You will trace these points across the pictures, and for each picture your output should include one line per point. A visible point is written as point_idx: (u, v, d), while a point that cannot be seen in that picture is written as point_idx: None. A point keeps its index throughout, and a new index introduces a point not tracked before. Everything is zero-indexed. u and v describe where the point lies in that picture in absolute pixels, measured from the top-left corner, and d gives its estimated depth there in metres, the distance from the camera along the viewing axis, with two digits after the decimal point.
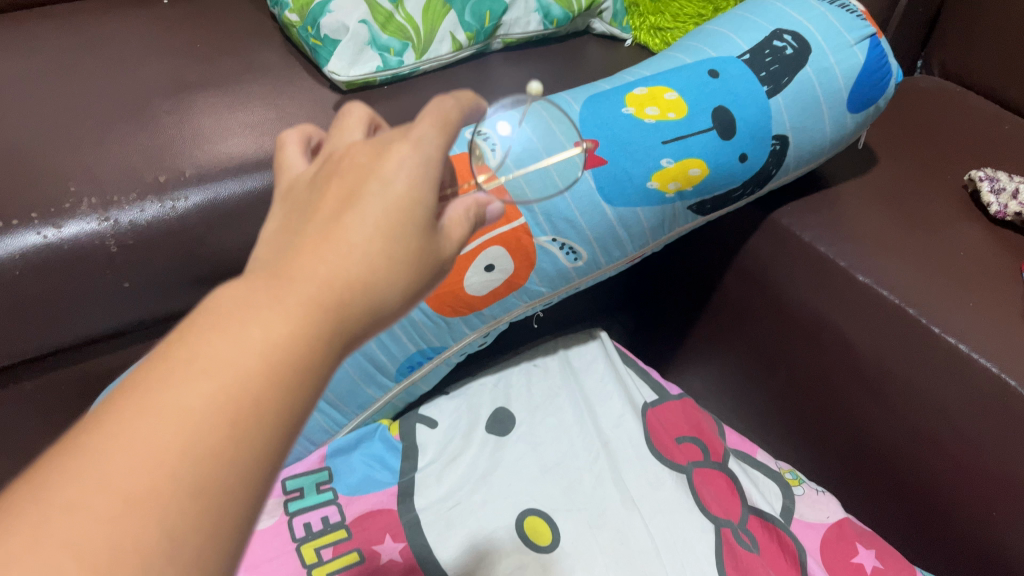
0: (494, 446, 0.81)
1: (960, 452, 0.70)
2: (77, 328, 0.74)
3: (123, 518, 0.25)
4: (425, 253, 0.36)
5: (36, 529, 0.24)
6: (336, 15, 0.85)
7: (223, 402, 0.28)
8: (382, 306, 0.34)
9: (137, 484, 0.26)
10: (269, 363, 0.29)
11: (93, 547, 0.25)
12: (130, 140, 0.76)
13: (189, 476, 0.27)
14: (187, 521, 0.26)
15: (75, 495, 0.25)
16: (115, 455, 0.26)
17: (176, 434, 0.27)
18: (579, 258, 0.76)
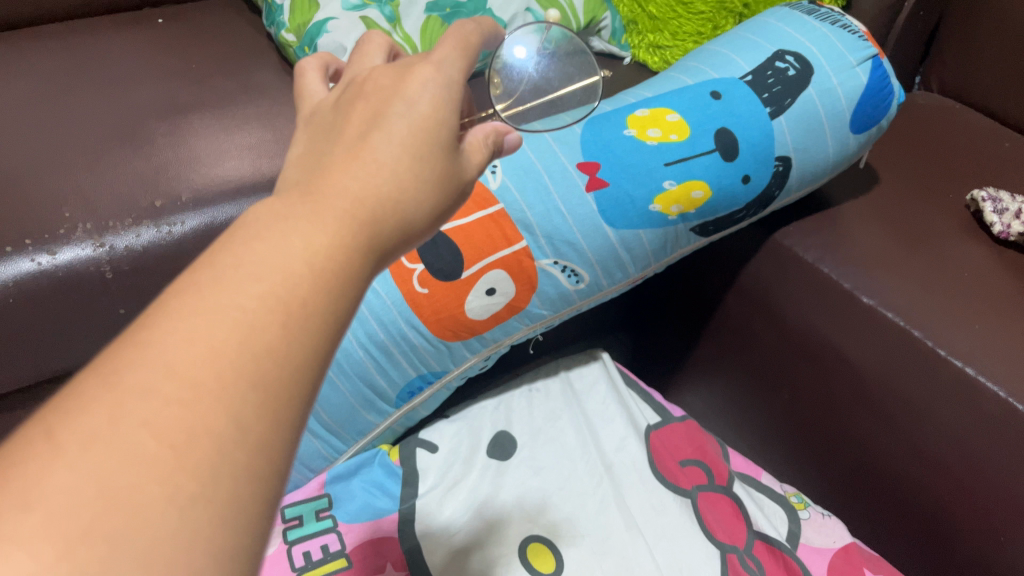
0: (496, 472, 0.79)
1: (968, 479, 0.69)
2: (72, 355, 0.73)
3: (184, 416, 0.24)
4: (451, 174, 0.36)
5: (93, 430, 0.24)
6: (333, 36, 0.86)
7: (275, 302, 0.28)
8: (414, 224, 0.34)
9: (196, 384, 0.25)
10: (315, 269, 0.29)
11: (155, 444, 0.24)
12: (126, 164, 0.75)
13: (247, 376, 0.26)
14: (246, 428, 0.25)
15: (134, 392, 0.24)
16: (171, 351, 0.26)
17: (232, 332, 0.26)
18: (581, 282, 0.75)
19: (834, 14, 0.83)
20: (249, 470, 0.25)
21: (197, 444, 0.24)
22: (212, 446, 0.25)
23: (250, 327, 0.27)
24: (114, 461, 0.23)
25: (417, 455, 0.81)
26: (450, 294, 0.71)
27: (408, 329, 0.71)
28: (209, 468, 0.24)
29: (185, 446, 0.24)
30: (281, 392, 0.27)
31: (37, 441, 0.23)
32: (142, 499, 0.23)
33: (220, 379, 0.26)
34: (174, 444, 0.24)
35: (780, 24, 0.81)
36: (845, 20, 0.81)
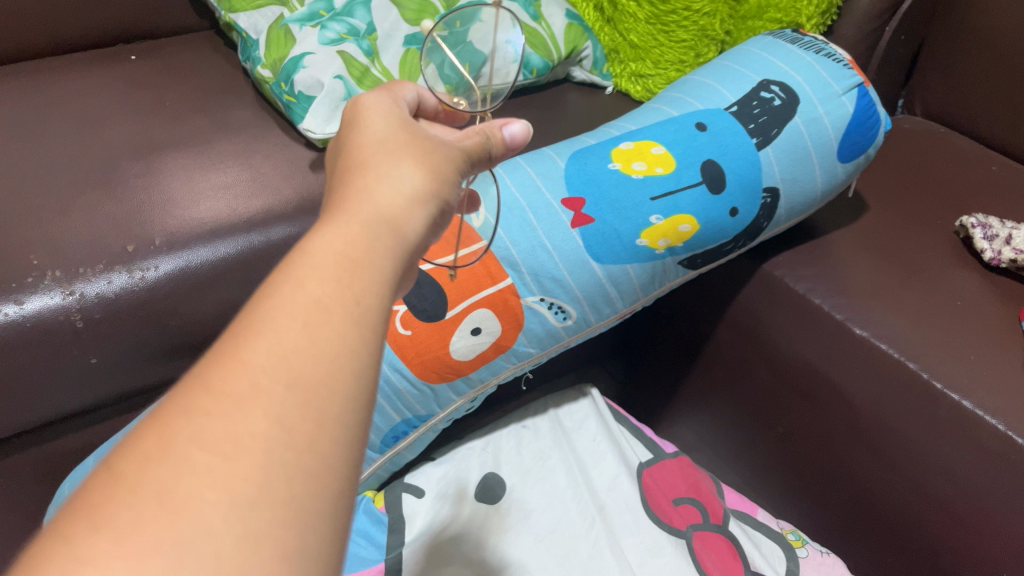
0: (483, 516, 0.77)
1: (972, 516, 0.67)
2: (41, 409, 0.70)
3: (232, 425, 0.24)
4: (425, 157, 0.38)
5: (147, 457, 0.24)
6: (310, 71, 0.84)
7: (296, 308, 0.28)
8: (410, 203, 0.35)
9: (235, 395, 0.25)
10: (330, 262, 0.30)
11: (207, 454, 0.24)
12: (97, 207, 0.72)
13: (282, 381, 0.26)
14: (293, 433, 0.25)
15: (183, 414, 0.25)
16: (212, 372, 0.26)
17: (262, 342, 0.27)
18: (569, 318, 0.73)
19: (818, 42, 0.82)
20: (306, 475, 0.25)
21: (248, 448, 0.24)
22: (260, 450, 0.24)
23: (278, 335, 0.27)
24: (170, 474, 0.23)
25: (403, 500, 0.77)
26: (433, 335, 0.68)
27: (391, 372, 0.69)
28: (262, 474, 0.24)
29: (235, 453, 0.24)
30: (322, 396, 0.26)
31: (97, 477, 0.24)
32: (200, 506, 0.23)
33: (256, 387, 0.26)
34: (227, 454, 0.24)
35: (764, 53, 0.80)
36: (830, 48, 0.80)
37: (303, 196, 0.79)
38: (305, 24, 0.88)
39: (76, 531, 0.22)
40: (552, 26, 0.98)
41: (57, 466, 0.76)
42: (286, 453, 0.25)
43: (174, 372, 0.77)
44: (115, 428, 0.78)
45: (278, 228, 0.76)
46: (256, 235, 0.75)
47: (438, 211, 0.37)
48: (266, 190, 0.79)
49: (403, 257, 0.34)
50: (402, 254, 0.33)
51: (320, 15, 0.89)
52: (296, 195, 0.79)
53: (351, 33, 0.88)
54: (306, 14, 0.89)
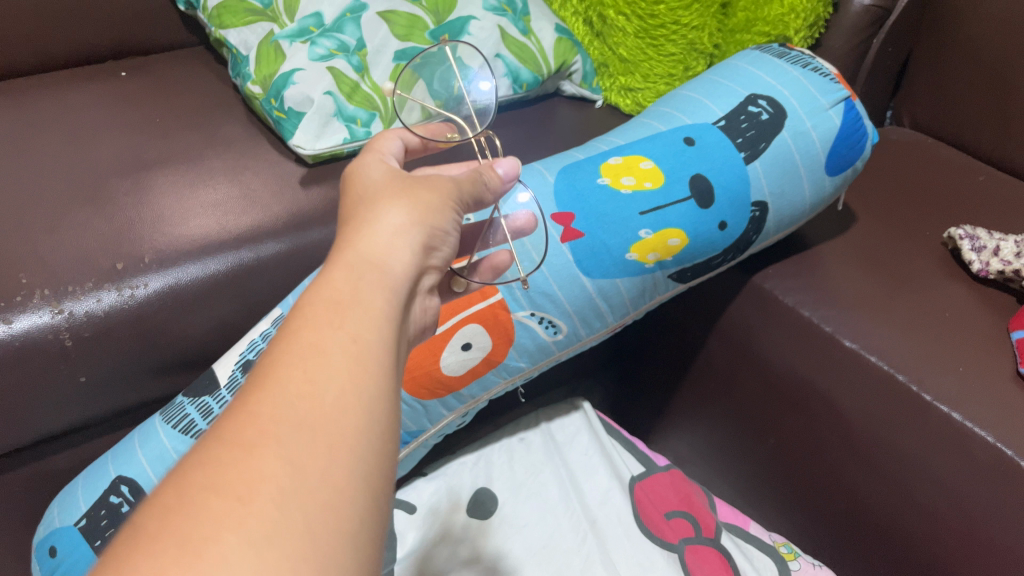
0: (475, 532, 0.77)
1: (961, 529, 0.67)
2: (29, 429, 0.69)
3: (245, 469, 0.26)
4: (410, 194, 0.40)
5: (166, 511, 0.25)
6: (300, 87, 0.84)
7: (295, 354, 0.30)
8: (398, 239, 0.37)
9: (245, 443, 0.27)
10: (320, 310, 0.32)
11: (222, 499, 0.25)
12: (86, 225, 0.72)
13: (290, 423, 0.28)
14: (301, 471, 0.27)
15: (198, 467, 0.26)
16: (223, 428, 0.28)
17: (267, 392, 0.29)
18: (559, 332, 0.73)
19: (805, 56, 0.82)
20: (322, 509, 0.26)
21: (260, 490, 0.26)
22: (271, 490, 0.26)
23: (281, 383, 0.29)
24: (188, 523, 0.24)
25: (394, 516, 0.78)
26: (423, 352, 0.68)
27: None
28: (276, 512, 0.25)
29: (248, 495, 0.25)
30: (329, 432, 0.28)
31: (122, 536, 0.25)
32: (219, 547, 0.24)
33: (265, 433, 0.27)
34: (242, 497, 0.25)
35: (752, 67, 0.81)
36: (816, 62, 0.81)
37: (293, 211, 0.79)
38: (296, 40, 0.88)
39: None
40: (541, 41, 0.99)
41: (46, 485, 0.75)
42: (299, 489, 0.26)
43: (164, 390, 0.77)
44: (105, 446, 0.78)
45: (268, 245, 0.76)
46: (246, 251, 0.75)
47: (428, 241, 0.39)
48: (256, 206, 0.79)
49: (398, 288, 0.35)
50: (395, 287, 0.35)
51: (309, 31, 0.89)
52: (286, 210, 0.79)
53: (341, 48, 0.88)
54: (296, 30, 0.89)
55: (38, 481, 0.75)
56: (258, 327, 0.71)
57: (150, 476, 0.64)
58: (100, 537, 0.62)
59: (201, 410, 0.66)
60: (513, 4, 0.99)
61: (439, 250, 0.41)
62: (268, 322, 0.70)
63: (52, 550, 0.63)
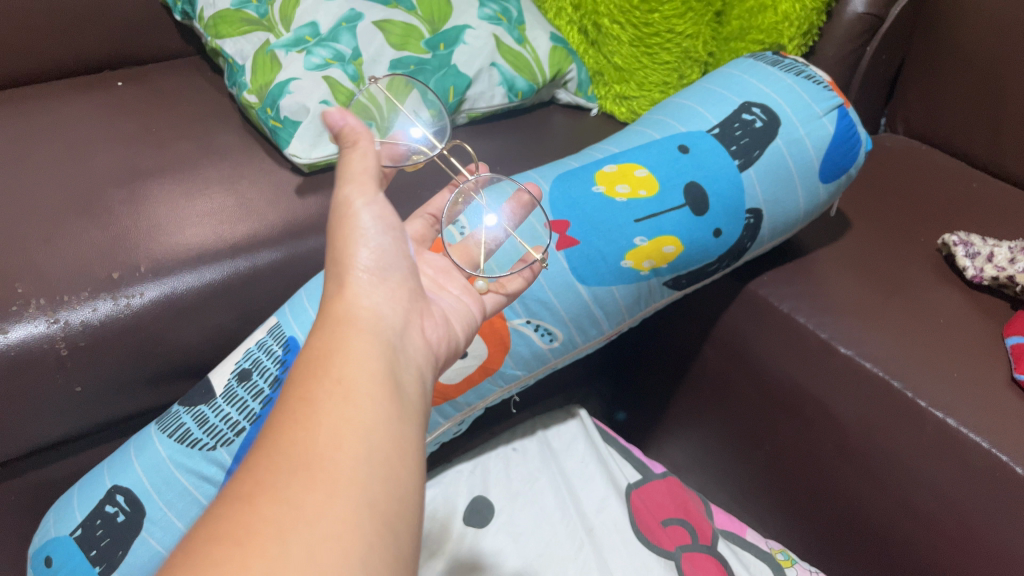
0: (472, 541, 0.77)
1: (957, 536, 0.67)
2: (24, 439, 0.69)
3: (246, 516, 0.29)
4: (338, 227, 0.42)
5: (177, 566, 0.28)
6: (295, 97, 0.84)
7: (287, 412, 0.34)
8: (364, 285, 0.41)
9: (245, 494, 0.30)
10: (304, 368, 0.36)
11: (225, 544, 0.28)
12: (82, 235, 0.72)
13: (286, 468, 0.31)
14: (298, 511, 0.30)
15: (207, 523, 0.30)
16: (229, 488, 0.31)
17: (266, 449, 0.33)
18: (555, 340, 0.73)
19: (798, 64, 0.83)
20: (323, 540, 0.29)
21: (257, 532, 0.29)
22: (268, 532, 0.29)
23: (277, 439, 0.33)
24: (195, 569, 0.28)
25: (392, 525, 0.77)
26: None
27: None
28: (277, 547, 0.28)
29: (246, 539, 0.28)
30: (324, 471, 0.32)
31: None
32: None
33: (261, 483, 0.31)
34: (244, 540, 0.29)
35: (746, 75, 0.81)
36: (810, 70, 0.81)
37: (289, 220, 0.79)
38: (291, 49, 0.88)
39: None
40: (536, 49, 0.99)
41: (39, 496, 0.75)
42: (299, 524, 0.29)
43: (159, 400, 0.77)
44: (100, 456, 0.78)
45: (264, 254, 0.76)
46: (241, 260, 0.75)
47: (377, 261, 0.42)
48: (252, 215, 0.79)
49: (376, 331, 0.39)
50: (368, 326, 0.39)
51: (306, 40, 0.89)
52: (282, 219, 0.79)
53: (337, 57, 0.88)
54: (291, 39, 0.89)
55: (33, 491, 0.74)
56: (254, 336, 0.71)
57: (145, 485, 0.64)
58: (96, 547, 0.62)
59: (196, 419, 0.66)
60: (508, 14, 0.99)
61: (399, 255, 0.43)
62: (263, 331, 0.70)
63: (46, 560, 0.63)
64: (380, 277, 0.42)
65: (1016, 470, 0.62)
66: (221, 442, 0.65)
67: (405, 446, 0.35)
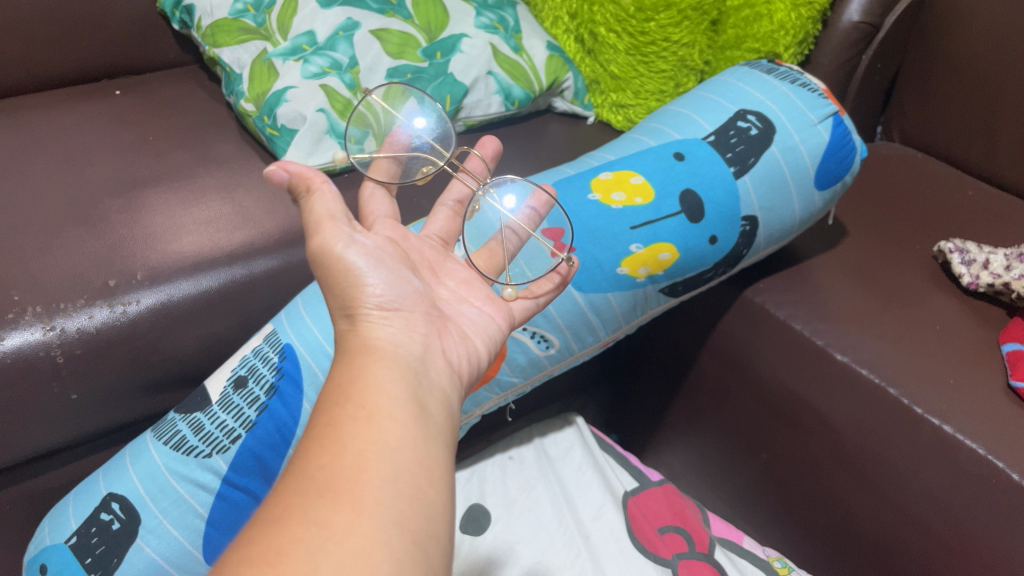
0: (469, 548, 0.76)
1: (955, 545, 0.66)
2: (18, 448, 0.69)
3: (276, 538, 0.29)
4: (328, 273, 0.44)
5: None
6: (292, 105, 0.85)
7: (312, 440, 0.34)
8: (373, 322, 0.42)
9: (274, 518, 0.31)
10: (321, 404, 0.37)
11: (256, 566, 0.28)
12: (78, 243, 0.72)
13: (313, 492, 0.32)
14: (327, 529, 0.30)
15: (237, 548, 0.30)
16: (256, 515, 0.32)
17: (292, 477, 0.33)
18: (551, 347, 0.73)
19: (793, 72, 0.83)
20: (353, 557, 0.29)
21: (288, 554, 0.29)
22: (298, 553, 0.29)
23: (303, 468, 0.33)
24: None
25: None
26: None
27: None
28: (308, 566, 0.29)
29: (279, 561, 0.29)
30: (351, 491, 0.32)
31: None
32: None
33: (287, 507, 0.31)
34: (273, 561, 0.29)
35: (741, 83, 0.81)
36: (804, 78, 0.82)
37: (286, 228, 0.79)
38: (288, 58, 0.89)
39: None
40: (532, 58, 0.99)
41: (32, 506, 0.75)
42: (329, 545, 0.29)
43: (154, 409, 0.77)
44: (95, 464, 0.77)
45: (260, 261, 0.76)
46: (238, 268, 0.75)
47: (381, 293, 0.43)
48: (248, 223, 0.79)
49: (393, 359, 0.40)
50: (386, 354, 0.40)
51: (303, 49, 0.90)
52: (279, 227, 0.79)
53: (333, 66, 0.89)
54: (289, 48, 0.90)
55: (27, 499, 0.74)
56: (249, 344, 0.71)
57: (140, 492, 0.63)
58: (91, 555, 0.62)
59: (192, 426, 0.66)
60: (504, 23, 1.00)
61: (399, 281, 0.45)
62: (259, 339, 0.70)
63: (42, 568, 0.63)
64: (390, 306, 0.43)
65: (1012, 477, 0.62)
66: (217, 450, 0.64)
67: (431, 466, 0.35)
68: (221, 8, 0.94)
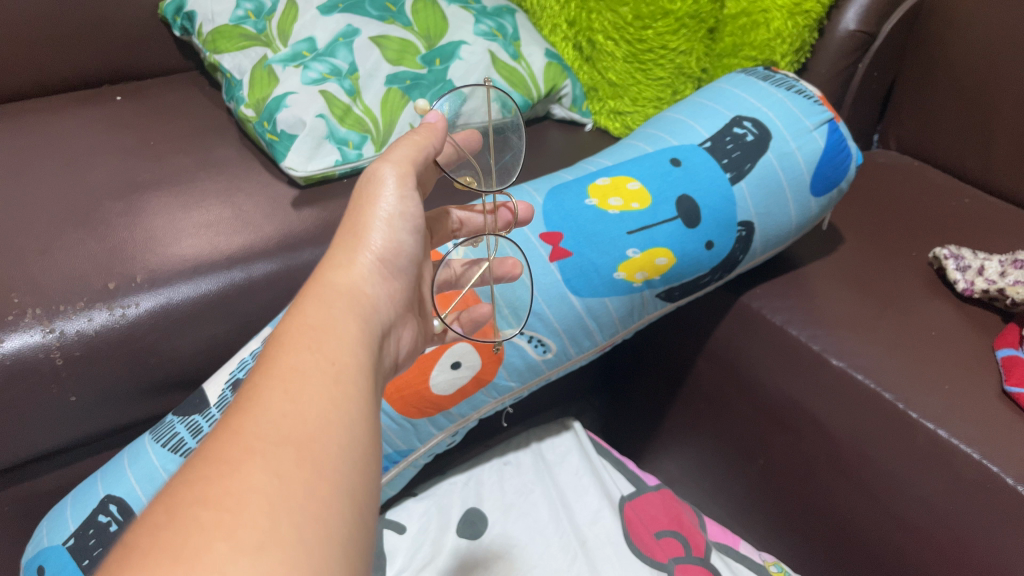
0: (465, 551, 0.76)
1: (950, 549, 0.67)
2: (16, 452, 0.69)
3: (233, 483, 0.29)
4: (359, 214, 0.45)
5: (160, 527, 0.28)
6: (292, 111, 0.85)
7: (278, 379, 0.35)
8: (366, 276, 0.43)
9: (231, 459, 0.30)
10: (299, 336, 0.37)
11: (213, 510, 0.28)
12: (79, 245, 0.73)
13: (275, 441, 0.31)
14: (286, 485, 0.30)
15: (187, 486, 0.30)
16: (209, 451, 0.31)
17: (250, 414, 0.33)
18: (549, 352, 0.73)
19: (789, 78, 0.84)
20: (308, 517, 0.29)
21: (247, 502, 0.29)
22: (258, 500, 0.29)
23: (265, 408, 0.33)
24: (180, 533, 0.27)
25: (386, 536, 0.79)
26: (412, 370, 0.69)
27: None
28: (266, 519, 0.28)
29: (236, 507, 0.28)
30: (311, 448, 0.32)
31: (116, 552, 0.28)
32: (214, 550, 0.27)
33: (248, 450, 0.31)
34: (231, 508, 0.28)
35: (737, 89, 0.82)
36: (800, 84, 0.82)
37: (285, 233, 0.80)
38: (288, 65, 0.90)
39: None
40: (531, 65, 1.00)
41: (28, 509, 0.75)
42: (289, 500, 0.30)
43: (152, 412, 0.77)
44: (93, 466, 0.78)
45: (260, 264, 0.77)
46: (237, 271, 0.75)
47: (386, 253, 0.45)
48: (248, 227, 0.79)
49: (364, 317, 0.41)
50: (363, 312, 0.41)
51: (303, 55, 0.91)
52: (279, 231, 0.80)
53: (333, 72, 0.89)
54: (289, 55, 0.91)
55: (25, 501, 0.74)
56: (249, 346, 0.71)
57: (139, 494, 0.64)
58: (89, 556, 0.62)
59: (190, 428, 0.66)
60: (503, 30, 1.01)
61: (406, 255, 0.46)
62: (258, 341, 0.71)
63: (40, 570, 0.63)
64: (385, 272, 0.44)
65: (1005, 480, 0.62)
66: None
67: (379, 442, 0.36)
68: (222, 14, 0.95)
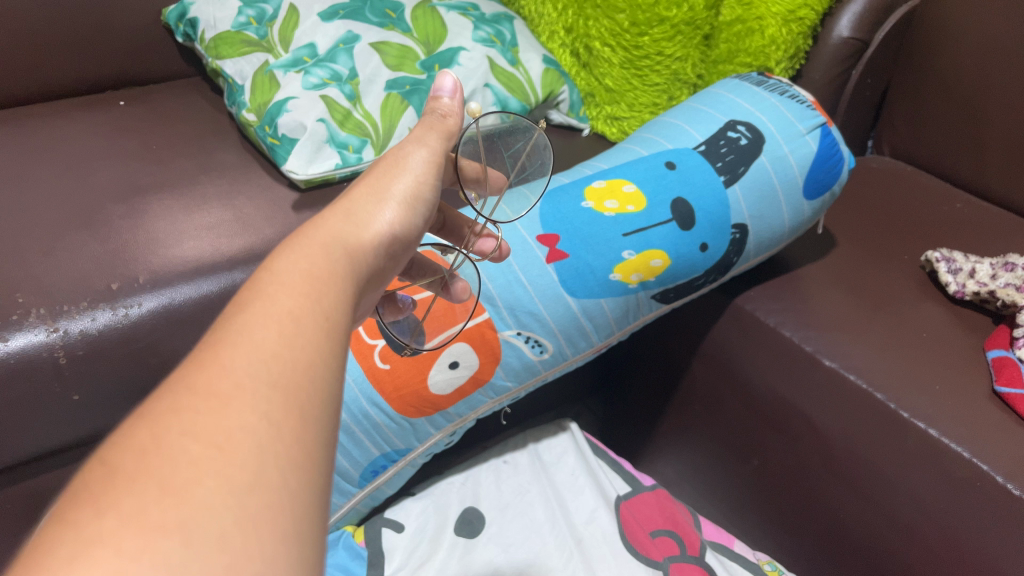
0: (463, 550, 0.77)
1: (942, 548, 0.67)
2: (19, 450, 0.70)
3: (223, 419, 0.26)
4: (383, 180, 0.43)
5: (139, 453, 0.25)
6: (293, 115, 0.86)
7: (273, 319, 0.31)
8: (373, 239, 0.40)
9: (219, 393, 0.27)
10: (297, 277, 0.34)
11: (201, 446, 0.25)
12: (81, 247, 0.74)
13: (265, 380, 0.28)
14: (277, 423, 0.27)
15: (171, 411, 0.26)
16: (193, 375, 0.28)
17: (238, 347, 0.29)
18: (546, 352, 0.74)
19: (782, 84, 0.85)
20: (298, 465, 0.26)
21: (238, 439, 0.26)
22: (250, 439, 0.26)
23: (255, 342, 0.30)
24: (168, 464, 0.24)
25: (384, 535, 0.79)
26: (411, 369, 0.70)
27: (370, 407, 0.70)
28: (255, 461, 0.25)
29: (228, 444, 0.25)
30: (302, 397, 0.29)
31: (90, 475, 0.25)
32: (202, 492, 0.24)
33: (239, 386, 0.27)
34: (222, 445, 0.25)
35: (731, 94, 0.83)
36: (793, 90, 0.84)
37: (285, 235, 0.81)
38: (289, 70, 0.91)
39: (84, 517, 0.23)
40: (529, 70, 1.01)
41: (30, 508, 0.76)
42: (278, 445, 0.26)
43: None
44: None
45: None
46: (238, 273, 0.76)
47: (396, 227, 0.41)
48: (249, 229, 0.80)
49: (358, 278, 0.38)
50: (358, 275, 0.38)
51: (303, 61, 0.92)
52: (279, 234, 0.81)
53: (333, 78, 0.91)
54: (291, 60, 0.92)
55: (28, 499, 0.75)
56: None
57: None
58: None
59: None
60: (502, 36, 1.02)
61: (415, 230, 0.43)
62: None
63: None
64: (396, 241, 0.41)
65: (995, 478, 0.63)
66: None
67: None
68: (224, 21, 0.97)
